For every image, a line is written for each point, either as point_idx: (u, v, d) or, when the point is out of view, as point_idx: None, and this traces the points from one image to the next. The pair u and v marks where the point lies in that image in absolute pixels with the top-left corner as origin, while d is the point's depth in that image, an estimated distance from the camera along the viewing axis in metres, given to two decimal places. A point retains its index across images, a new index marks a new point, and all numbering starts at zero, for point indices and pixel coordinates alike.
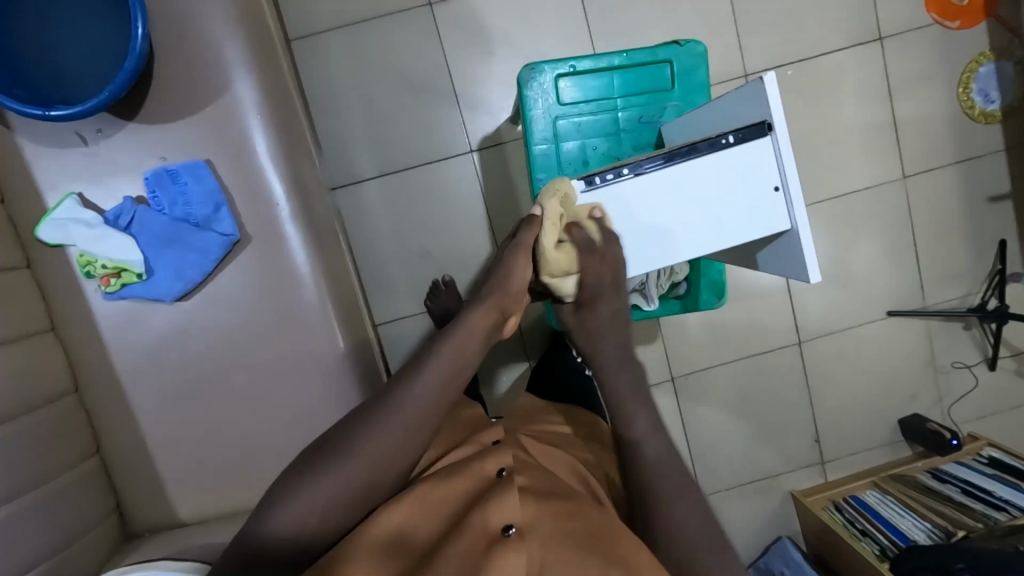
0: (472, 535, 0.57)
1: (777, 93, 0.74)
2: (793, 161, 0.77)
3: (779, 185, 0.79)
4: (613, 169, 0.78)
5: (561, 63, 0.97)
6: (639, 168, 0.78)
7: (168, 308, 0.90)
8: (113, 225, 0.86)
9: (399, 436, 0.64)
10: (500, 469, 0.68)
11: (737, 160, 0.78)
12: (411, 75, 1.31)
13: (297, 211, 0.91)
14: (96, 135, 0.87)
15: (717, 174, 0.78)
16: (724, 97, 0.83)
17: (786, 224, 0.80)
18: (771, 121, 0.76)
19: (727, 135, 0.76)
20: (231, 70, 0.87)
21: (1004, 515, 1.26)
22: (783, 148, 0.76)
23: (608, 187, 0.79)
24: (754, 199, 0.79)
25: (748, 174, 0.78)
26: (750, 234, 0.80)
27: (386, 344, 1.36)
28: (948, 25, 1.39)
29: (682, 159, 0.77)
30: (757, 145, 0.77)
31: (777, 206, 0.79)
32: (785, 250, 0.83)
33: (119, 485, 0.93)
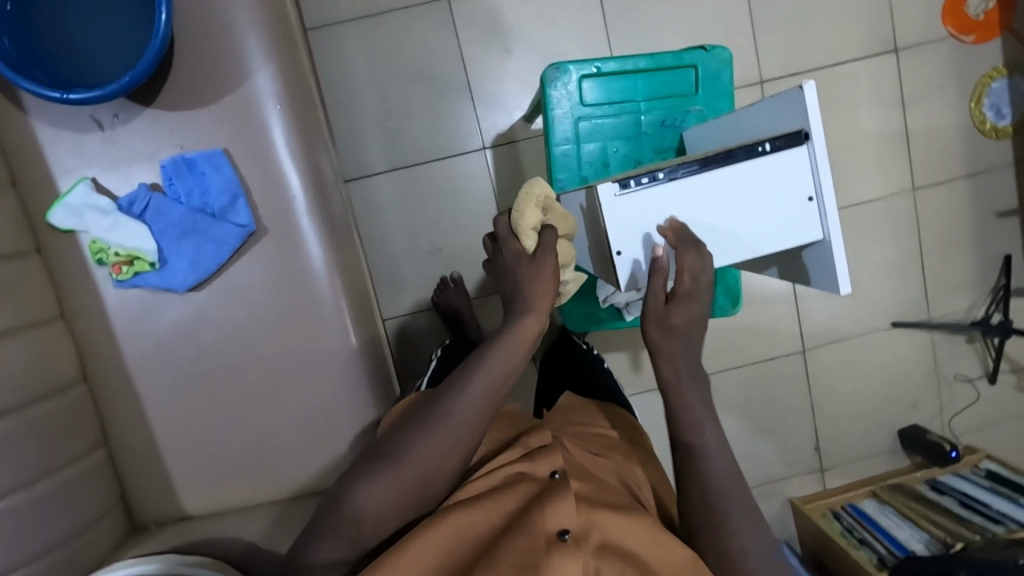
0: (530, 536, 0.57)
1: (816, 101, 0.73)
2: (829, 171, 0.76)
3: (813, 195, 0.77)
4: (648, 172, 0.75)
5: (586, 64, 0.96)
6: (674, 173, 0.75)
7: (179, 299, 0.88)
8: (127, 212, 0.85)
9: (443, 442, 0.65)
10: (553, 472, 0.66)
11: (773, 167, 0.76)
12: (428, 69, 1.30)
13: (314, 205, 0.91)
14: (113, 121, 0.85)
15: (754, 181, 0.76)
16: (758, 105, 0.82)
17: (818, 234, 0.79)
18: (808, 130, 0.74)
19: (764, 142, 0.75)
20: (252, 60, 0.86)
21: (1001, 528, 1.27)
22: (819, 157, 0.75)
23: (642, 191, 0.76)
24: (788, 208, 0.77)
25: (784, 182, 0.76)
26: (782, 243, 0.79)
27: (393, 339, 1.36)
28: (963, 39, 1.40)
29: (718, 165, 0.75)
30: (793, 153, 0.75)
31: (810, 216, 0.78)
32: (814, 260, 0.82)
33: (123, 477, 0.92)
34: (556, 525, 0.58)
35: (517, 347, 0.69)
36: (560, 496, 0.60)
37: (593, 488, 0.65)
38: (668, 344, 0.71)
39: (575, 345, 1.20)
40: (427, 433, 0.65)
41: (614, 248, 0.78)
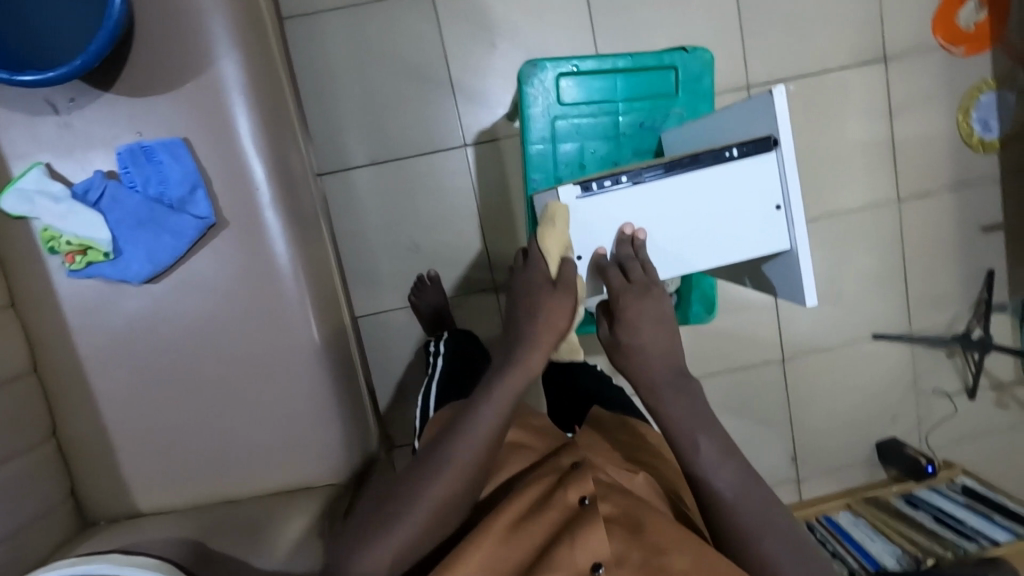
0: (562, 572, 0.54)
1: (784, 106, 0.72)
2: (797, 179, 0.74)
3: (781, 204, 0.75)
4: (611, 175, 0.74)
5: (564, 62, 0.94)
6: (638, 176, 0.74)
7: (135, 291, 0.86)
8: (81, 199, 0.82)
9: (461, 473, 0.64)
10: (583, 498, 0.60)
11: (740, 173, 0.74)
12: (409, 62, 1.27)
13: (279, 198, 0.88)
14: (69, 105, 0.82)
15: (721, 187, 0.74)
16: (732, 109, 0.80)
17: (786, 243, 0.77)
18: (777, 136, 0.73)
19: (731, 147, 0.73)
20: (217, 47, 0.84)
21: (974, 545, 1.27)
22: (787, 165, 0.73)
23: (605, 194, 0.74)
24: (756, 217, 0.76)
25: (751, 189, 0.75)
26: (749, 252, 0.77)
27: (368, 336, 1.34)
28: (953, 50, 1.38)
29: (683, 170, 0.73)
30: (761, 160, 0.74)
31: (777, 224, 0.76)
32: (782, 270, 0.81)
33: (75, 473, 0.89)
34: (589, 557, 0.55)
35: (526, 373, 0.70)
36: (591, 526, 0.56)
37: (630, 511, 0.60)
38: (636, 357, 0.71)
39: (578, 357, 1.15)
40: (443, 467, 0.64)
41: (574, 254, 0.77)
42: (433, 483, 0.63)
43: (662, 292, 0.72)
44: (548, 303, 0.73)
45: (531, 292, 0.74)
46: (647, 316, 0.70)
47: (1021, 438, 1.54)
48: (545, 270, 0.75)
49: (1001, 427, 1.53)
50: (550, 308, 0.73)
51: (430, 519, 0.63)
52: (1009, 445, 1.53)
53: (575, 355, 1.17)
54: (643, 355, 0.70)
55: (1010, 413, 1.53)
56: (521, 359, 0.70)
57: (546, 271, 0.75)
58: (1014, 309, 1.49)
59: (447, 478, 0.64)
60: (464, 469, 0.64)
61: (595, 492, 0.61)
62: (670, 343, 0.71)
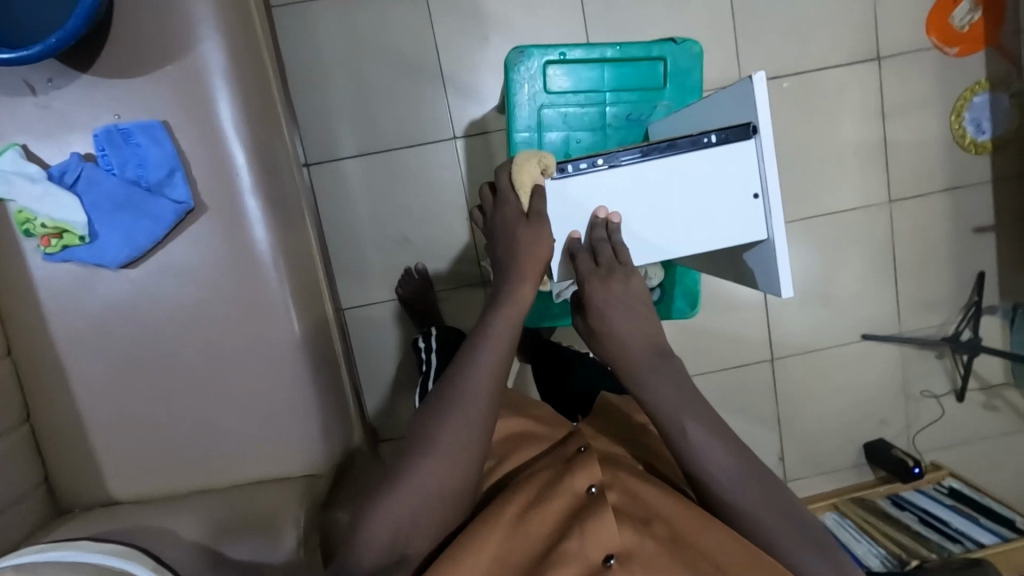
0: (573, 564, 0.51)
1: (763, 93, 0.71)
2: (774, 168, 0.74)
3: (759, 192, 0.75)
4: (588, 158, 0.74)
5: (550, 50, 0.93)
6: (615, 159, 0.74)
7: (111, 275, 0.85)
8: (58, 181, 0.81)
9: (452, 452, 0.59)
10: (591, 485, 0.58)
11: (718, 159, 0.74)
12: (400, 52, 1.26)
13: (260, 184, 0.87)
14: (46, 85, 0.81)
15: (697, 173, 0.75)
16: (714, 97, 0.81)
17: (763, 233, 0.77)
18: (756, 123, 0.73)
19: (709, 133, 0.73)
20: (200, 30, 0.83)
21: (958, 547, 1.29)
22: (766, 153, 0.73)
23: (580, 177, 0.74)
24: (732, 205, 0.76)
25: (729, 177, 0.75)
26: (725, 241, 0.77)
27: (354, 328, 1.33)
28: (947, 51, 1.38)
29: (660, 154, 0.74)
30: (739, 147, 0.74)
31: (754, 213, 0.76)
32: (760, 261, 0.81)
33: (50, 458, 0.88)
34: (601, 548, 0.52)
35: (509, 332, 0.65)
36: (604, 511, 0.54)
37: (639, 501, 0.57)
38: (610, 341, 0.68)
39: (569, 352, 1.14)
40: (431, 448, 0.59)
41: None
42: (422, 467, 0.58)
43: (631, 270, 0.71)
44: (524, 241, 0.70)
45: (506, 231, 0.71)
46: (616, 300, 0.68)
47: (1009, 441, 1.53)
48: (519, 205, 0.73)
49: (989, 430, 1.53)
50: (531, 240, 0.70)
51: (424, 508, 0.57)
52: (997, 449, 1.53)
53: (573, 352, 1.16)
54: (618, 340, 0.67)
55: (998, 416, 1.52)
56: (504, 320, 0.66)
57: (518, 206, 0.72)
58: (1004, 312, 1.48)
59: (437, 460, 0.59)
60: (454, 446, 0.59)
61: (602, 481, 0.58)
62: (648, 327, 0.68)
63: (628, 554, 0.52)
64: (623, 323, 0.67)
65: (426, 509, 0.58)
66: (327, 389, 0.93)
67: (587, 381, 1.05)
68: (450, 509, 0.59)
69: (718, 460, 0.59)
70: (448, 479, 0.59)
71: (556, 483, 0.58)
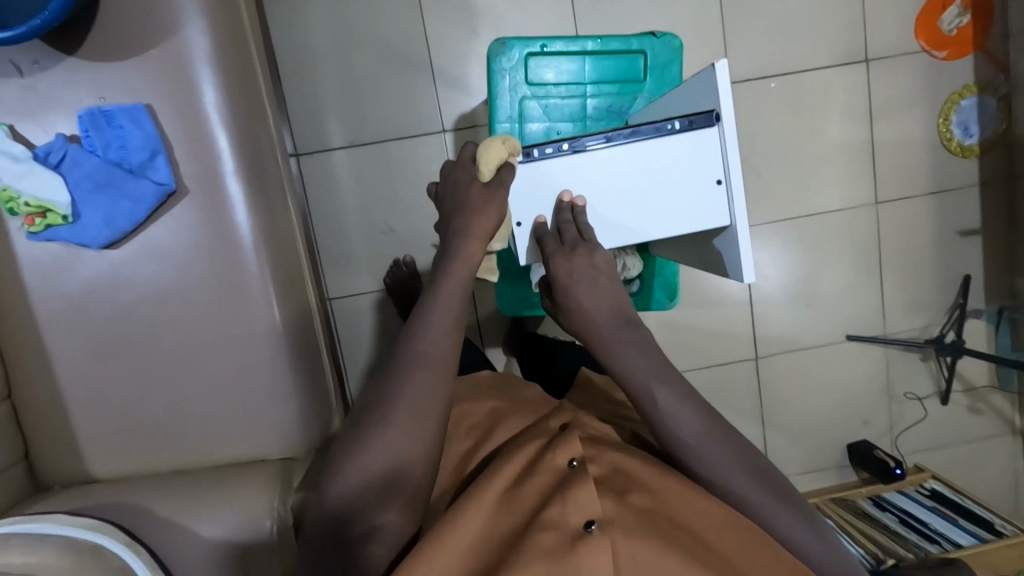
0: (551, 532, 0.51)
1: (726, 80, 0.74)
2: (737, 155, 0.77)
3: (722, 178, 0.78)
4: (552, 143, 0.77)
5: (532, 42, 0.95)
6: (579, 144, 0.77)
7: (94, 255, 0.86)
8: (42, 161, 0.83)
9: (428, 385, 0.59)
10: (572, 460, 0.57)
11: (681, 145, 0.77)
12: (390, 45, 1.27)
13: (243, 168, 0.88)
14: (33, 67, 0.83)
15: (660, 157, 0.77)
16: (683, 87, 0.83)
17: (726, 219, 0.79)
18: (719, 111, 0.75)
19: (672, 120, 0.76)
20: (185, 16, 0.84)
21: (936, 547, 1.29)
22: (728, 140, 0.76)
23: (546, 160, 0.77)
24: (696, 190, 0.79)
25: (692, 163, 0.78)
26: (691, 225, 0.80)
27: (341, 317, 1.34)
28: (935, 54, 1.39)
29: (624, 140, 0.77)
30: (702, 133, 0.76)
31: (718, 199, 0.79)
32: (725, 248, 0.83)
33: (29, 435, 0.89)
34: (580, 516, 0.52)
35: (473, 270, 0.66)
36: (583, 484, 0.53)
37: (620, 474, 0.57)
38: (575, 313, 0.68)
39: (554, 340, 1.16)
40: (406, 381, 0.59)
41: (513, 219, 0.80)
42: (399, 401, 0.58)
43: (595, 247, 0.71)
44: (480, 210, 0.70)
45: (462, 191, 0.71)
46: (580, 273, 0.69)
47: (994, 444, 1.53)
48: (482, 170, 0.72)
49: (973, 432, 1.53)
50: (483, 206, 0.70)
51: (404, 443, 0.57)
52: (981, 451, 1.53)
53: (558, 339, 1.17)
54: (581, 312, 0.67)
55: (983, 419, 1.53)
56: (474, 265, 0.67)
57: (479, 173, 0.72)
58: (989, 315, 1.49)
59: (412, 390, 0.58)
60: (428, 377, 0.59)
61: (583, 455, 0.58)
62: (613, 299, 0.67)
63: (608, 521, 0.51)
64: (588, 296, 0.67)
65: (407, 442, 0.57)
66: (306, 371, 0.94)
67: (570, 366, 1.07)
68: (430, 446, 0.58)
69: (687, 424, 0.58)
70: (425, 414, 0.58)
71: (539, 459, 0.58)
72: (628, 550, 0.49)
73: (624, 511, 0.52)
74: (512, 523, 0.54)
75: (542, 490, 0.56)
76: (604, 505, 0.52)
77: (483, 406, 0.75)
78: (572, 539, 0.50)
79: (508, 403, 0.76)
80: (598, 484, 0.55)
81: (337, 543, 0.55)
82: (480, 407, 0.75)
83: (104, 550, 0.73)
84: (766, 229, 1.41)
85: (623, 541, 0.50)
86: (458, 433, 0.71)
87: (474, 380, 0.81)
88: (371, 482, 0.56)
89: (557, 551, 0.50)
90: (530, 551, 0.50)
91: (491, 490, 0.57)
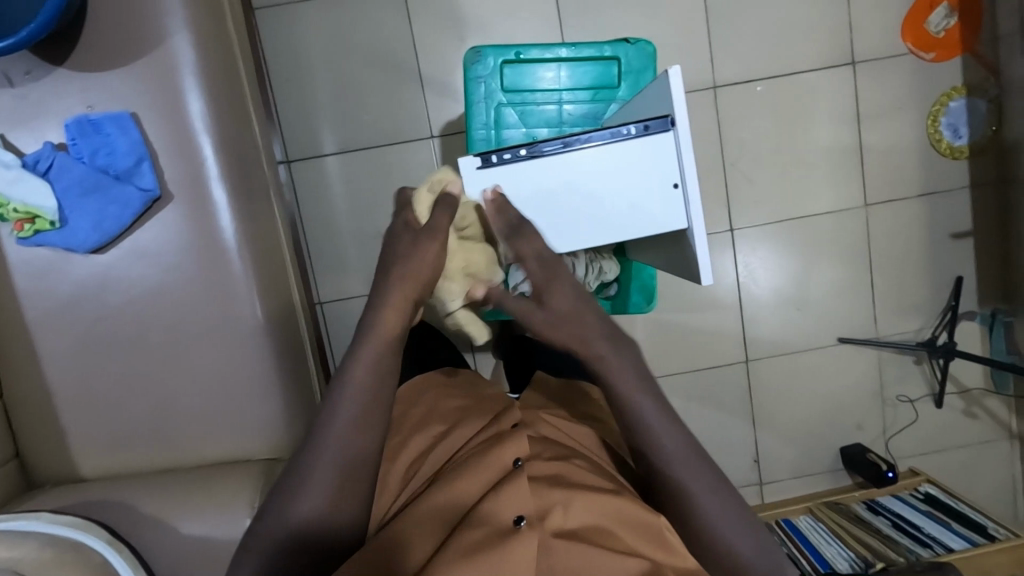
0: (482, 525, 0.53)
1: (680, 85, 0.74)
2: (692, 160, 0.79)
3: (678, 182, 0.80)
4: (510, 149, 0.78)
5: (506, 50, 0.98)
6: (536, 149, 0.78)
7: (82, 260, 0.89)
8: (32, 169, 0.86)
9: (387, 371, 0.63)
10: (517, 459, 0.59)
11: (638, 149, 0.79)
12: (378, 52, 1.30)
13: (227, 173, 0.91)
14: (24, 77, 0.86)
15: (617, 160, 0.79)
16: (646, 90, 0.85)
17: (682, 221, 0.81)
18: (674, 116, 0.77)
19: (628, 125, 0.78)
20: (170, 26, 0.87)
21: (928, 552, 1.27)
22: (683, 144, 0.78)
23: (504, 166, 0.79)
24: (653, 195, 0.81)
25: (649, 168, 0.79)
26: (649, 228, 0.82)
27: (331, 320, 1.36)
28: (923, 56, 1.39)
29: (580, 145, 0.78)
30: (658, 138, 0.78)
31: (674, 201, 0.81)
32: (684, 249, 0.85)
33: (19, 434, 0.92)
34: (513, 511, 0.54)
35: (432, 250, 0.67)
36: (518, 477, 0.55)
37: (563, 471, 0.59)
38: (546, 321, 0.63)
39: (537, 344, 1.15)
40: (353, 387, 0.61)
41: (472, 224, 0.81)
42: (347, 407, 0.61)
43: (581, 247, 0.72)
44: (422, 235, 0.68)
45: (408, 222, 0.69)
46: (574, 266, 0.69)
47: (991, 449, 1.52)
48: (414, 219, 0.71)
49: (969, 437, 1.51)
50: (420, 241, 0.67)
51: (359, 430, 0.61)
52: (976, 456, 1.52)
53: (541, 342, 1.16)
54: (559, 317, 0.63)
55: (979, 423, 1.51)
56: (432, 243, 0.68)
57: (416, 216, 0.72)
58: (983, 318, 1.48)
59: (372, 376, 0.62)
60: (381, 360, 0.63)
61: (529, 453, 0.60)
62: None
63: (537, 519, 0.53)
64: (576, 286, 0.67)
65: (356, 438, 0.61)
66: (290, 373, 0.95)
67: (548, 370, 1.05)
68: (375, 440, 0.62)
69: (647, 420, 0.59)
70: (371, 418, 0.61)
71: (484, 456, 0.59)
72: (556, 547, 0.52)
73: (554, 499, 0.55)
74: (447, 520, 0.57)
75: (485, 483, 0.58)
76: (537, 500, 0.54)
77: (446, 402, 0.77)
78: (503, 533, 0.52)
79: (474, 401, 0.78)
80: (538, 480, 0.57)
81: (304, 554, 0.58)
82: (447, 403, 0.76)
83: (85, 545, 0.75)
84: (756, 231, 1.41)
85: (551, 538, 0.52)
86: (413, 428, 0.73)
87: (441, 376, 0.83)
88: (334, 487, 0.59)
89: (489, 546, 0.51)
90: (460, 543, 0.52)
91: (435, 485, 0.59)
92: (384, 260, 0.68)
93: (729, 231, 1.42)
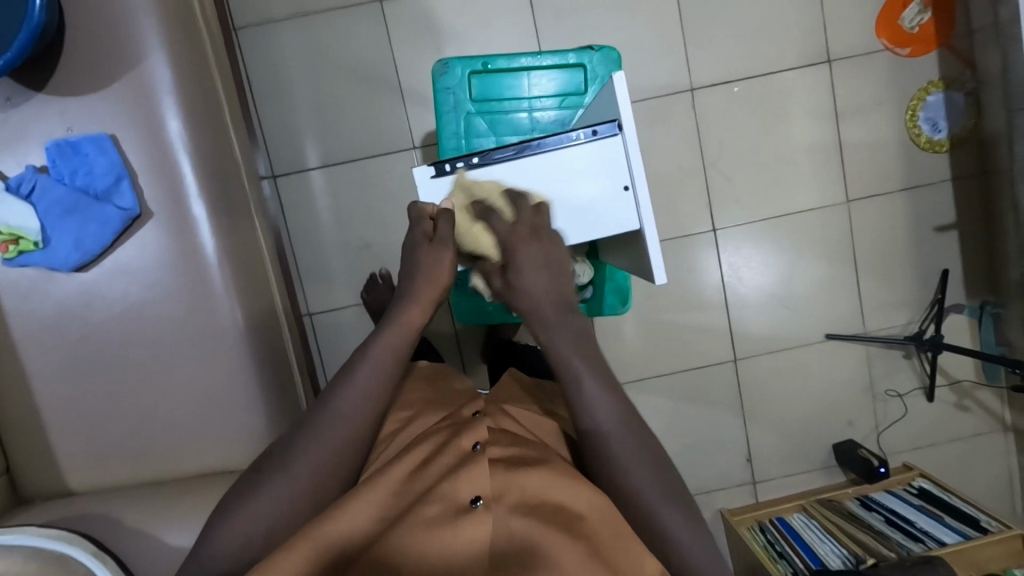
0: (438, 508, 0.59)
1: (624, 90, 0.78)
2: (641, 163, 0.80)
3: (629, 185, 0.81)
4: (463, 158, 0.82)
5: (474, 61, 0.99)
6: (488, 157, 0.82)
7: (65, 278, 0.91)
8: (14, 192, 0.88)
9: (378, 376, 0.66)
10: (475, 444, 0.64)
11: (589, 153, 0.81)
12: (358, 66, 1.32)
13: (206, 190, 0.93)
14: (5, 103, 0.89)
15: (568, 165, 0.81)
16: (602, 96, 0.88)
17: (635, 222, 0.82)
18: (621, 120, 0.79)
19: (577, 130, 0.80)
20: (146, 49, 0.89)
21: (920, 546, 1.26)
22: (631, 149, 0.80)
23: (456, 175, 0.82)
24: (603, 197, 0.82)
25: (600, 171, 0.82)
26: (601, 230, 0.83)
27: (320, 332, 1.38)
28: (898, 51, 1.40)
29: (531, 152, 0.81)
30: (607, 142, 0.80)
31: (626, 203, 0.82)
32: (640, 250, 0.86)
33: (8, 452, 0.93)
34: (468, 493, 0.60)
35: (448, 261, 0.73)
36: (476, 465, 0.61)
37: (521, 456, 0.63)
38: (518, 297, 0.69)
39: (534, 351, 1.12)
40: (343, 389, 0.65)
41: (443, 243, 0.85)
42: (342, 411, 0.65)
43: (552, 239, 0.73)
44: (431, 254, 0.73)
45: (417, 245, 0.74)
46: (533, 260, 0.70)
47: (984, 442, 1.51)
48: (428, 229, 0.76)
49: (962, 431, 1.51)
50: (429, 261, 0.73)
51: (363, 414, 0.65)
52: (970, 450, 1.51)
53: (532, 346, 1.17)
54: (527, 298, 0.69)
55: (970, 416, 1.51)
56: (443, 255, 0.73)
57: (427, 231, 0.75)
58: (971, 310, 1.47)
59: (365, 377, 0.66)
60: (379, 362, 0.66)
61: (487, 439, 0.65)
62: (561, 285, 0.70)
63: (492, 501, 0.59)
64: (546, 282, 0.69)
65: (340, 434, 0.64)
66: (273, 383, 0.97)
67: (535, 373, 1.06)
68: (372, 426, 0.66)
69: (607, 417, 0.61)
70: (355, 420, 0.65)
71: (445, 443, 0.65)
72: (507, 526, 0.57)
73: (510, 483, 0.60)
74: (405, 499, 0.61)
75: (446, 468, 0.63)
76: (493, 485, 0.60)
77: (414, 393, 0.78)
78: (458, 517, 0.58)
79: (443, 393, 0.80)
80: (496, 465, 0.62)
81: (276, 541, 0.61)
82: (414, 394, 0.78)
83: (71, 560, 0.76)
84: (740, 230, 1.42)
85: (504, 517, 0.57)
86: None
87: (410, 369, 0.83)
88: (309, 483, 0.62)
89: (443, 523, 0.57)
90: (418, 521, 0.58)
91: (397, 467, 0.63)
92: (406, 266, 0.74)
93: (712, 231, 1.42)
